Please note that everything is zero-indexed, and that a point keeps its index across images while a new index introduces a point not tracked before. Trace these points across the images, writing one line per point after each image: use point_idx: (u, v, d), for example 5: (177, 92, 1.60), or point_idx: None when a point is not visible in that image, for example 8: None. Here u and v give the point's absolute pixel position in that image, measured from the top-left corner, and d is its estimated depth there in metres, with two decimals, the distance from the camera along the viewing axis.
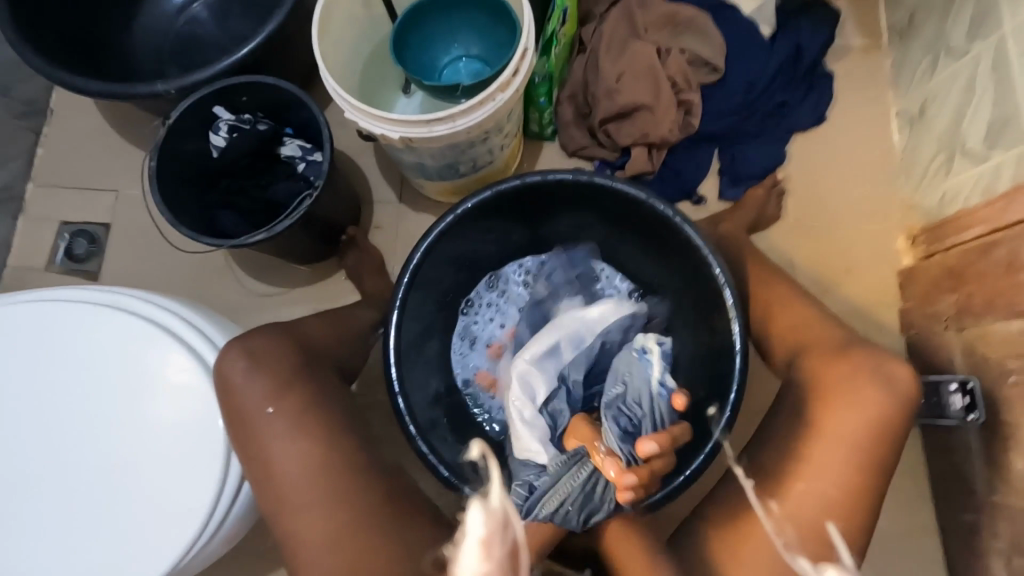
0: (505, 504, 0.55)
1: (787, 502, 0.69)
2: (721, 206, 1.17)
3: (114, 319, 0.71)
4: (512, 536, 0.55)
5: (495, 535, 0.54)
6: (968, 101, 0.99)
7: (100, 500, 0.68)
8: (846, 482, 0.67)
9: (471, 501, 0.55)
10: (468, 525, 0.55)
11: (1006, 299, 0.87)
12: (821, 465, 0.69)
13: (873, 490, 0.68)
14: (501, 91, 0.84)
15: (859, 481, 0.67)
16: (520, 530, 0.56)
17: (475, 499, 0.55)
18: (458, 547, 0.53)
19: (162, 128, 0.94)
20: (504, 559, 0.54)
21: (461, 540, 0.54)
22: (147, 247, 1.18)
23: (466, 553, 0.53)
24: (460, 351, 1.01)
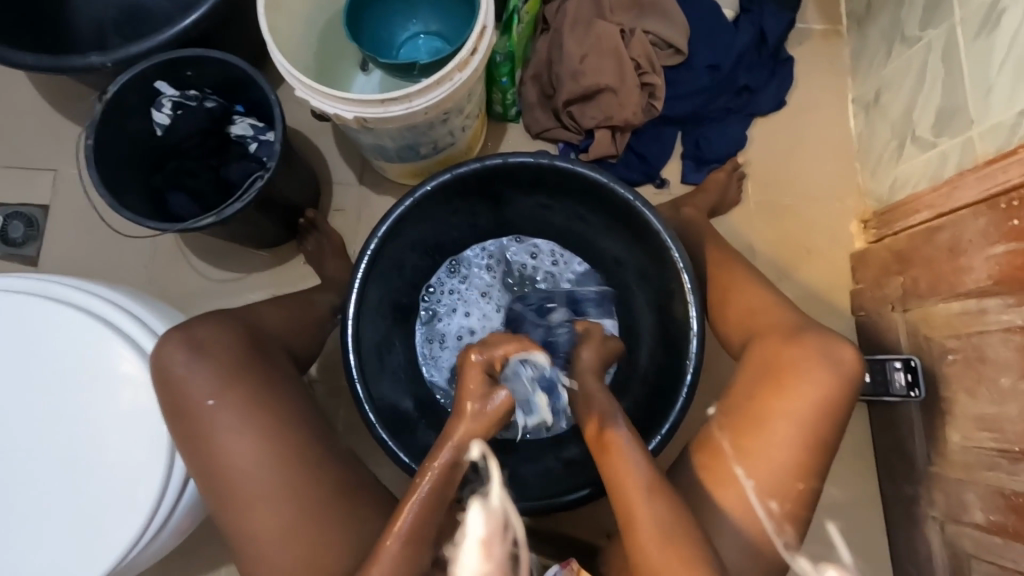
0: (504, 504, 0.61)
1: (785, 500, 0.70)
2: (683, 189, 1.18)
3: (46, 309, 0.68)
4: (511, 536, 0.61)
5: (495, 537, 0.59)
6: (920, 88, 1.01)
7: (37, 499, 0.65)
8: (795, 460, 0.70)
9: (471, 503, 0.61)
10: (468, 527, 0.60)
11: (948, 282, 0.91)
12: (774, 446, 0.70)
13: (820, 465, 0.71)
14: (460, 70, 0.82)
15: (805, 457, 0.70)
16: (519, 528, 0.62)
17: (476, 501, 0.61)
18: (460, 548, 0.58)
19: (99, 104, 0.88)
20: (503, 559, 0.59)
21: (462, 541, 0.60)
22: (90, 230, 1.12)
23: (467, 554, 0.58)
24: (428, 352, 0.99)
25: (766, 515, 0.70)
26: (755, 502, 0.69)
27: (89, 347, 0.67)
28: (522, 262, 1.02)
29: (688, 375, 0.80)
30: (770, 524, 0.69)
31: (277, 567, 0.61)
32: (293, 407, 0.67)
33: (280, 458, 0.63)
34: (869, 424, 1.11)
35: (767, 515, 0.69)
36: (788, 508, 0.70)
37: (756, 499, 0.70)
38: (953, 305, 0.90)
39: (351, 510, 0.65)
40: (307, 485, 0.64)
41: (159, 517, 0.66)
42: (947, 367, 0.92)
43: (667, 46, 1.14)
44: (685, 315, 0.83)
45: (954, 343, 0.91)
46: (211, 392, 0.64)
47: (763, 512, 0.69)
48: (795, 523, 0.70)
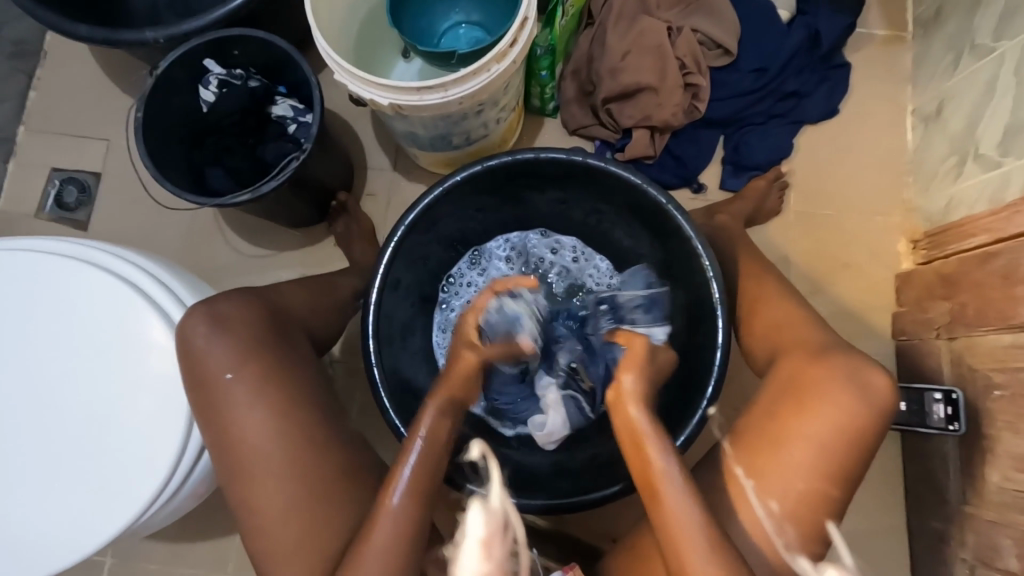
0: (505, 505, 0.57)
1: (789, 502, 0.67)
2: (720, 195, 1.14)
3: (84, 274, 0.71)
4: (511, 537, 0.57)
5: (495, 536, 0.56)
6: (987, 103, 0.95)
7: (64, 454, 0.69)
8: (807, 473, 0.67)
9: (471, 502, 0.57)
10: (468, 526, 0.57)
11: (1000, 312, 0.85)
12: (785, 451, 0.68)
13: (839, 493, 0.68)
14: (497, 61, 0.81)
15: (824, 484, 0.67)
16: (519, 529, 0.58)
17: (475, 500, 0.57)
18: (458, 548, 0.55)
19: (150, 79, 0.91)
20: (504, 559, 0.56)
21: (461, 541, 0.56)
22: (136, 200, 1.17)
23: (466, 554, 0.55)
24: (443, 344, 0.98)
25: (764, 514, 0.68)
26: (753, 498, 0.68)
27: (121, 314, 0.70)
28: (541, 253, 1.01)
29: (709, 386, 0.78)
30: (769, 524, 0.67)
31: (282, 539, 0.63)
32: (307, 387, 0.68)
33: (289, 435, 0.65)
34: (899, 454, 1.05)
35: (766, 515, 0.67)
36: (789, 508, 0.67)
37: (755, 497, 0.68)
38: (1004, 337, 0.84)
39: (356, 491, 0.66)
40: (315, 463, 0.65)
41: (174, 481, 0.69)
42: (991, 402, 0.87)
43: (715, 46, 1.10)
44: (710, 324, 0.81)
45: (1000, 377, 0.85)
46: (230, 366, 0.65)
47: (763, 512, 0.68)
48: (799, 525, 0.67)
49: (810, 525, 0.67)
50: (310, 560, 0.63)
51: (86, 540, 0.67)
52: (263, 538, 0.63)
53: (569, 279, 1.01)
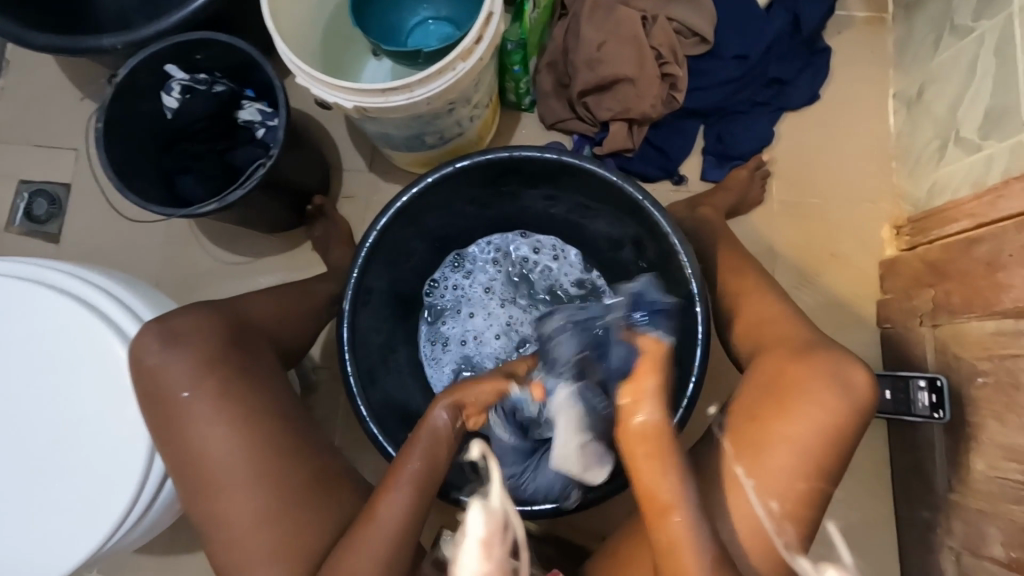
0: (505, 505, 0.57)
1: (788, 501, 0.66)
2: (703, 187, 1.12)
3: (45, 294, 0.70)
4: (511, 537, 0.56)
5: (495, 536, 0.55)
6: (968, 85, 0.93)
7: (29, 479, 0.67)
8: (805, 473, 0.66)
9: (471, 502, 0.57)
10: (468, 526, 0.56)
11: (984, 299, 0.84)
12: (782, 453, 0.66)
13: (825, 493, 0.67)
14: (463, 59, 0.78)
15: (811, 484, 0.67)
16: (519, 529, 0.58)
17: (475, 499, 0.56)
18: (458, 548, 0.54)
19: (110, 87, 0.89)
20: (503, 559, 0.55)
21: (461, 541, 0.55)
22: (107, 210, 1.15)
23: (466, 555, 0.54)
24: (432, 354, 0.99)
25: (765, 515, 0.66)
26: (755, 500, 0.66)
27: (85, 334, 0.69)
28: (522, 256, 1.00)
29: (691, 384, 0.76)
30: (769, 525, 0.66)
31: (252, 559, 0.61)
32: (274, 402, 0.67)
33: (255, 451, 0.63)
34: (887, 443, 1.05)
35: (767, 515, 0.66)
36: (789, 508, 0.66)
37: (755, 500, 0.66)
38: (988, 324, 0.84)
39: (328, 506, 0.65)
40: (282, 478, 0.64)
41: (142, 502, 0.67)
42: (976, 390, 0.86)
43: (692, 33, 1.08)
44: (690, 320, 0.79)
45: (985, 365, 0.84)
46: (187, 384, 0.64)
47: (763, 512, 0.66)
48: (797, 522, 0.66)
49: (799, 524, 0.67)
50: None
51: (55, 565, 0.65)
52: (232, 560, 0.62)
53: (549, 281, 1.00)
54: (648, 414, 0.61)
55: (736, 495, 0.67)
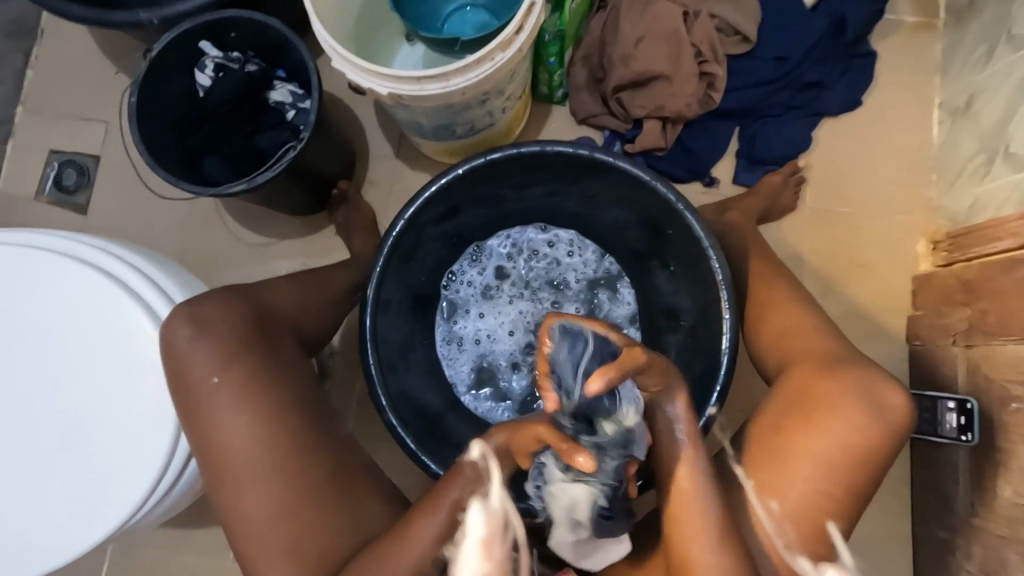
0: (505, 505, 0.56)
1: (790, 502, 0.65)
2: (734, 190, 1.10)
3: (77, 270, 0.70)
4: (513, 537, 0.55)
5: (495, 536, 0.54)
6: (1021, 99, 0.90)
7: (55, 454, 0.68)
8: (811, 476, 0.65)
9: (471, 502, 0.56)
10: (468, 526, 0.55)
11: (1022, 322, 0.81)
12: (788, 454, 0.66)
13: (846, 513, 0.66)
14: (501, 50, 0.77)
15: (834, 506, 0.65)
16: (521, 530, 0.56)
17: (474, 499, 0.56)
18: (458, 547, 0.54)
19: (144, 62, 0.88)
20: (505, 560, 0.54)
21: (462, 541, 0.55)
22: (134, 186, 1.15)
23: (466, 554, 0.53)
24: (449, 356, 0.98)
25: (764, 514, 0.66)
26: (750, 494, 0.66)
27: (114, 312, 0.69)
28: (536, 245, 1.00)
29: (714, 393, 0.75)
30: (768, 523, 0.65)
31: (271, 547, 0.62)
32: (296, 389, 0.67)
33: (277, 439, 0.63)
34: (908, 460, 1.02)
35: (766, 514, 0.65)
36: (791, 509, 0.65)
37: (754, 496, 0.66)
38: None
39: (350, 501, 0.65)
40: (303, 470, 0.64)
41: (164, 483, 0.68)
42: (1008, 415, 0.83)
43: (733, 32, 1.05)
44: (718, 327, 0.78)
45: (1019, 389, 0.82)
46: (214, 369, 0.64)
47: (763, 511, 0.65)
48: (800, 526, 0.64)
49: (821, 548, 0.64)
50: (304, 564, 0.61)
51: (79, 539, 0.66)
52: (250, 546, 0.62)
53: (559, 275, 1.00)
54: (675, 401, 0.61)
55: (744, 495, 0.67)
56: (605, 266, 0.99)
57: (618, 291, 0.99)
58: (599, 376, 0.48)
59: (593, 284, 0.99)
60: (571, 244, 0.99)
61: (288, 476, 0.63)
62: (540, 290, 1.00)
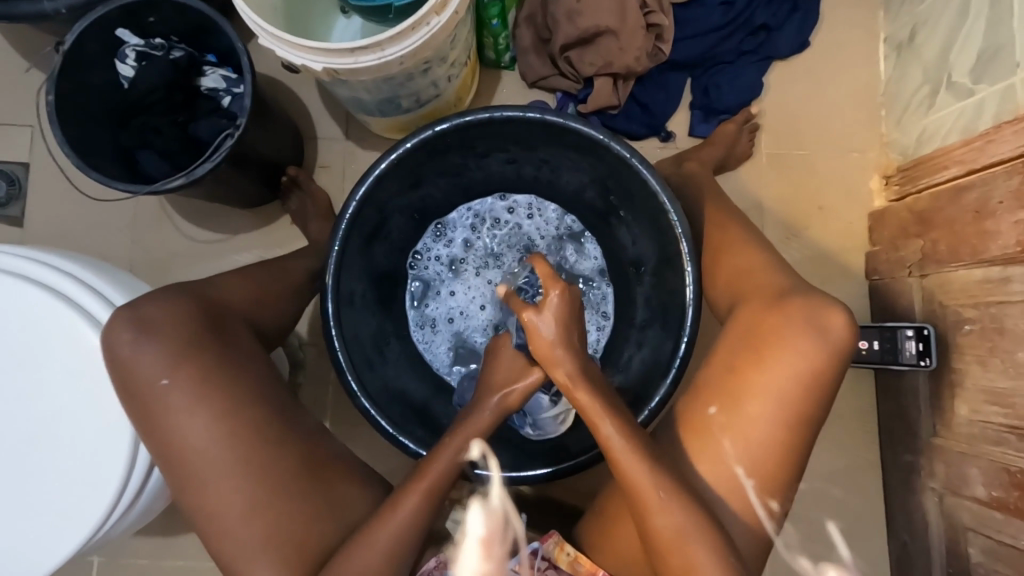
0: (504, 506, 0.69)
1: (783, 495, 0.68)
2: (690, 143, 1.10)
3: (9, 282, 0.67)
4: (511, 536, 0.67)
5: (494, 535, 0.67)
6: (961, 26, 0.90)
7: (12, 475, 0.65)
8: (790, 446, 0.67)
9: (473, 506, 0.70)
10: (470, 528, 0.68)
11: (972, 246, 0.84)
12: (763, 425, 0.67)
13: (803, 442, 0.68)
14: (436, 13, 0.74)
15: (791, 436, 0.67)
16: (518, 530, 0.68)
17: (476, 502, 0.70)
18: (461, 546, 0.65)
19: (57, 56, 0.82)
20: (502, 558, 0.65)
21: (462, 541, 0.66)
22: (70, 191, 1.09)
23: (467, 552, 0.65)
24: (424, 340, 0.97)
25: (765, 513, 0.67)
26: (754, 503, 0.66)
27: (56, 321, 0.66)
28: (498, 213, 0.98)
29: (681, 346, 0.76)
30: (769, 523, 0.67)
31: (244, 543, 0.61)
32: (257, 383, 0.65)
33: (241, 434, 0.62)
34: (874, 391, 1.06)
35: (767, 514, 0.67)
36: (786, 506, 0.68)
37: (756, 501, 0.67)
38: (975, 272, 0.84)
39: (323, 488, 0.65)
40: (272, 463, 0.63)
41: (130, 490, 0.66)
42: (962, 337, 0.87)
43: None
44: (680, 279, 0.78)
45: (971, 312, 0.85)
46: (163, 370, 0.62)
47: (764, 511, 0.67)
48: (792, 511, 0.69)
49: (784, 478, 0.67)
50: (281, 556, 0.61)
51: (49, 555, 0.65)
52: (225, 544, 0.61)
53: (521, 238, 0.99)
54: (562, 366, 0.66)
55: (745, 502, 0.67)
56: (569, 228, 0.98)
57: (584, 246, 0.98)
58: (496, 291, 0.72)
59: (558, 241, 0.99)
60: (531, 211, 0.98)
61: (255, 470, 0.62)
62: (504, 257, 0.99)
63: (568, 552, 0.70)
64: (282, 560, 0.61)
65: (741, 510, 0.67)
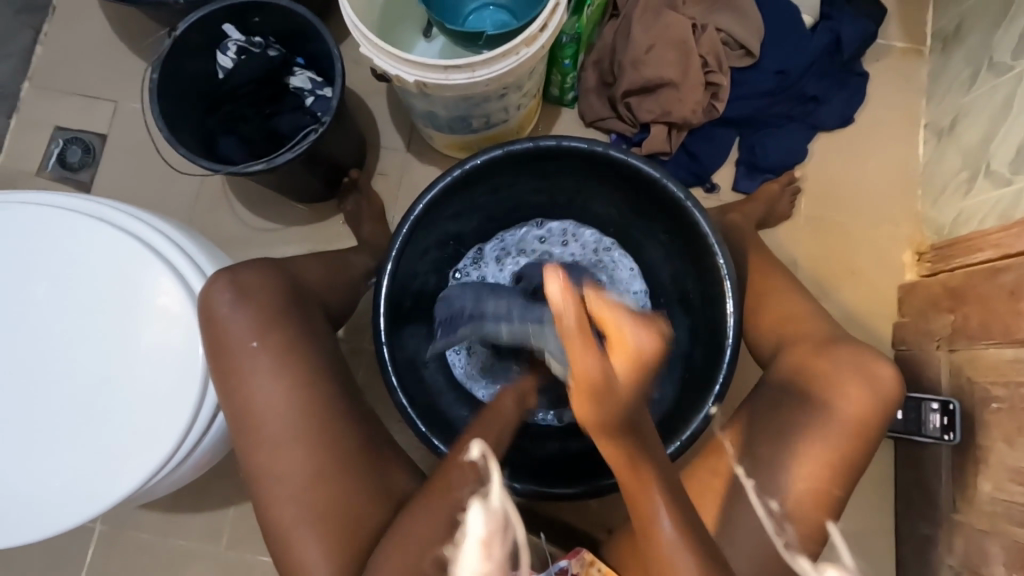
0: (504, 507, 0.61)
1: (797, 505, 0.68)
2: (733, 196, 1.15)
3: (101, 234, 0.70)
4: (511, 538, 0.61)
5: (495, 537, 0.59)
6: (1002, 119, 0.96)
7: (78, 414, 0.68)
8: (819, 471, 0.68)
9: (472, 505, 0.62)
10: (469, 526, 0.61)
11: (1003, 326, 0.86)
12: (794, 455, 0.69)
13: (840, 478, 0.69)
14: (526, 45, 0.79)
15: (826, 470, 0.68)
16: (519, 530, 0.62)
17: (476, 500, 0.62)
18: (460, 547, 0.59)
19: (167, 40, 0.89)
20: (503, 560, 0.59)
21: (462, 541, 0.60)
22: (141, 165, 1.15)
23: (467, 553, 0.58)
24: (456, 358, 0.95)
25: (764, 512, 0.69)
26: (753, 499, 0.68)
27: (135, 277, 0.69)
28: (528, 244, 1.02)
29: (715, 387, 0.78)
30: (769, 523, 0.68)
31: (296, 513, 0.63)
32: (328, 359, 0.69)
33: (311, 408, 0.65)
34: (893, 461, 1.07)
35: (767, 514, 0.68)
36: (790, 508, 0.68)
37: (755, 496, 0.69)
38: (1005, 350, 0.86)
39: (377, 473, 0.67)
40: (334, 441, 0.65)
41: (183, 448, 0.68)
42: (989, 414, 0.88)
43: (737, 45, 1.10)
44: (721, 323, 0.82)
45: (999, 390, 0.87)
46: (254, 334, 0.66)
47: (763, 511, 0.68)
48: (804, 530, 0.68)
49: (792, 497, 0.68)
50: (326, 534, 0.63)
51: (96, 501, 0.65)
52: (273, 511, 0.63)
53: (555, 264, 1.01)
54: (609, 442, 0.55)
55: (754, 506, 0.69)
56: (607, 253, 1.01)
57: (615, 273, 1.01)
58: (551, 283, 0.50)
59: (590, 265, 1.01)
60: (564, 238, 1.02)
61: (319, 445, 0.64)
62: None
63: (597, 569, 0.69)
64: (326, 538, 0.63)
65: (749, 512, 0.69)
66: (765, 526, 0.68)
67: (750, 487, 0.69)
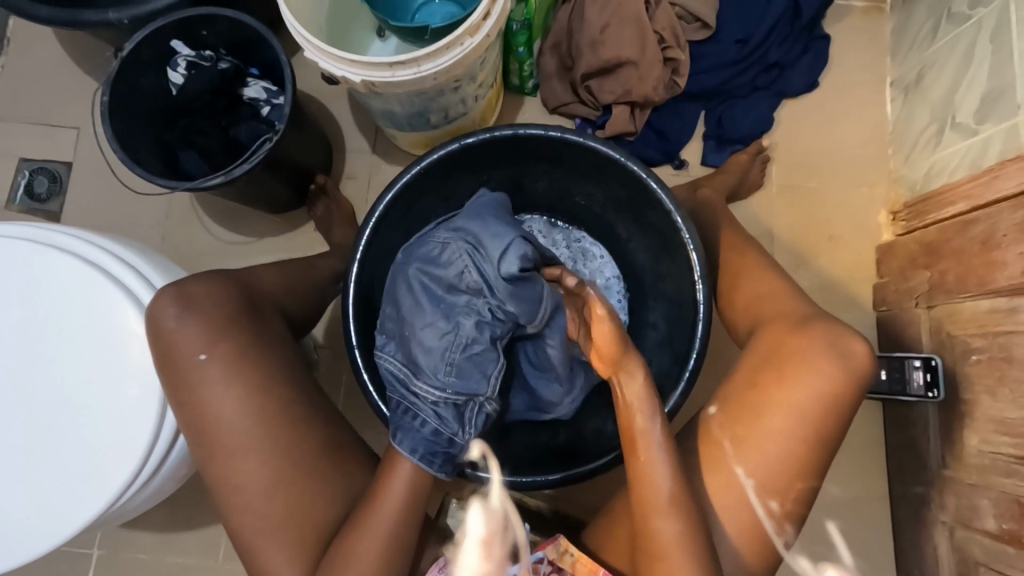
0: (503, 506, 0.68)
1: (789, 502, 0.69)
2: (703, 171, 1.14)
3: (49, 259, 0.70)
4: (511, 539, 0.65)
5: (494, 536, 0.65)
6: (965, 69, 0.95)
7: (40, 442, 0.68)
8: (799, 460, 0.69)
9: (473, 506, 0.68)
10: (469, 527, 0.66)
11: (978, 277, 0.86)
12: (775, 448, 0.68)
13: (820, 461, 0.69)
14: (471, 35, 0.79)
15: (807, 458, 0.69)
16: (519, 533, 0.66)
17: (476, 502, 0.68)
18: (461, 546, 0.64)
19: (115, 61, 0.89)
20: (502, 559, 0.63)
21: (462, 541, 0.65)
22: (107, 189, 1.15)
23: (467, 552, 0.64)
24: None
25: (765, 513, 0.69)
26: (754, 502, 0.68)
27: (90, 300, 0.70)
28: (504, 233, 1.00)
29: (691, 361, 0.78)
30: (769, 524, 0.68)
31: (262, 517, 0.65)
32: (285, 367, 0.70)
33: (266, 414, 0.66)
34: (882, 421, 1.06)
35: (767, 514, 0.68)
36: (788, 508, 0.69)
37: (756, 500, 0.68)
38: (982, 302, 0.85)
39: (339, 473, 0.69)
40: (296, 446, 0.67)
41: (149, 466, 0.68)
42: (969, 367, 0.88)
43: (694, 18, 1.10)
44: (694, 299, 0.81)
45: (979, 342, 0.86)
46: (202, 347, 0.66)
47: (763, 512, 0.68)
48: (794, 521, 0.69)
49: (774, 481, 0.68)
50: (291, 534, 0.66)
51: (64, 525, 0.66)
52: (240, 517, 0.66)
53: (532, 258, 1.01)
54: (663, 474, 0.65)
55: (750, 507, 0.68)
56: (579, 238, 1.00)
57: (587, 251, 1.00)
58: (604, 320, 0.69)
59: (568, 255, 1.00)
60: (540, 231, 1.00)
61: (280, 450, 0.66)
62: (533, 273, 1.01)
63: (572, 554, 0.68)
64: (294, 540, 0.66)
65: (741, 509, 0.68)
66: (743, 499, 0.68)
67: (750, 488, 0.68)
